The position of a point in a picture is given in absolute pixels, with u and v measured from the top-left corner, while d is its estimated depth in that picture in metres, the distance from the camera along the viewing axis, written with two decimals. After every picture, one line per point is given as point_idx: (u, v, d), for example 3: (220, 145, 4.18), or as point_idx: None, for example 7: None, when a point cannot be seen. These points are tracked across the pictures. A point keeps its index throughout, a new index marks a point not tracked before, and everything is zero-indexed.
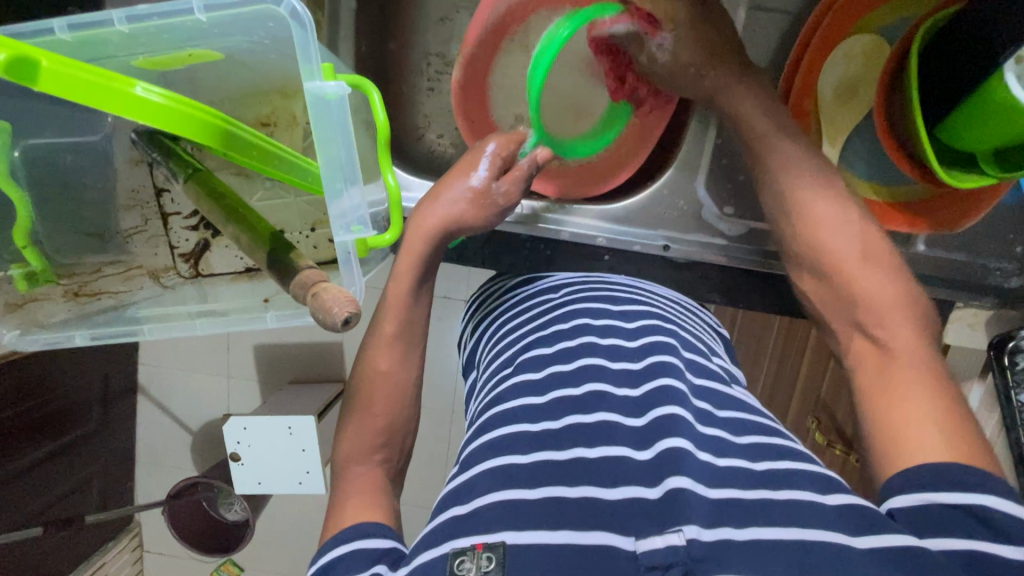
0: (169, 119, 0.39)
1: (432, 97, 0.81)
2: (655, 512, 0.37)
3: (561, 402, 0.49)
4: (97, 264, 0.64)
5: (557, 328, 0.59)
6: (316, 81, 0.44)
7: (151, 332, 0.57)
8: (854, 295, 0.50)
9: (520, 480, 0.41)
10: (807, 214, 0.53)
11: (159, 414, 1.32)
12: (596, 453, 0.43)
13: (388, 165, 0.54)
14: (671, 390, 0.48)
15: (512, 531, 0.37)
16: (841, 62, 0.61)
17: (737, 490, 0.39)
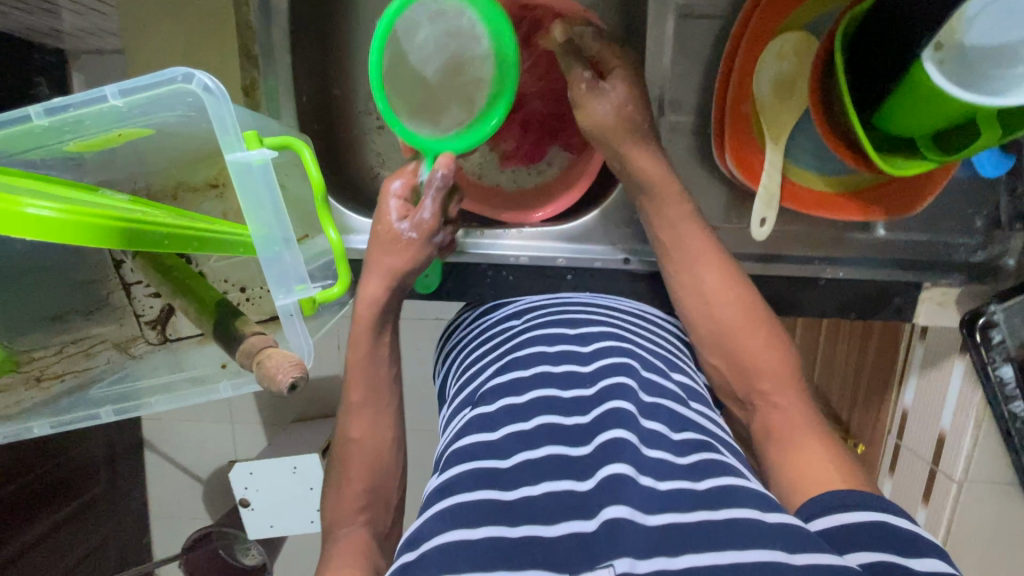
0: (66, 231, 0.38)
1: (382, 135, 0.81)
2: (592, 547, 0.38)
3: (511, 436, 0.48)
4: (60, 344, 0.64)
5: (513, 357, 0.59)
6: (240, 151, 0.44)
7: (110, 415, 0.57)
8: (749, 363, 0.59)
9: (461, 519, 0.41)
10: (710, 293, 0.62)
11: (165, 471, 1.32)
12: (533, 487, 0.43)
13: (329, 219, 0.55)
14: (618, 412, 0.48)
15: (449, 574, 0.38)
16: (774, 59, 0.61)
17: (678, 514, 0.40)
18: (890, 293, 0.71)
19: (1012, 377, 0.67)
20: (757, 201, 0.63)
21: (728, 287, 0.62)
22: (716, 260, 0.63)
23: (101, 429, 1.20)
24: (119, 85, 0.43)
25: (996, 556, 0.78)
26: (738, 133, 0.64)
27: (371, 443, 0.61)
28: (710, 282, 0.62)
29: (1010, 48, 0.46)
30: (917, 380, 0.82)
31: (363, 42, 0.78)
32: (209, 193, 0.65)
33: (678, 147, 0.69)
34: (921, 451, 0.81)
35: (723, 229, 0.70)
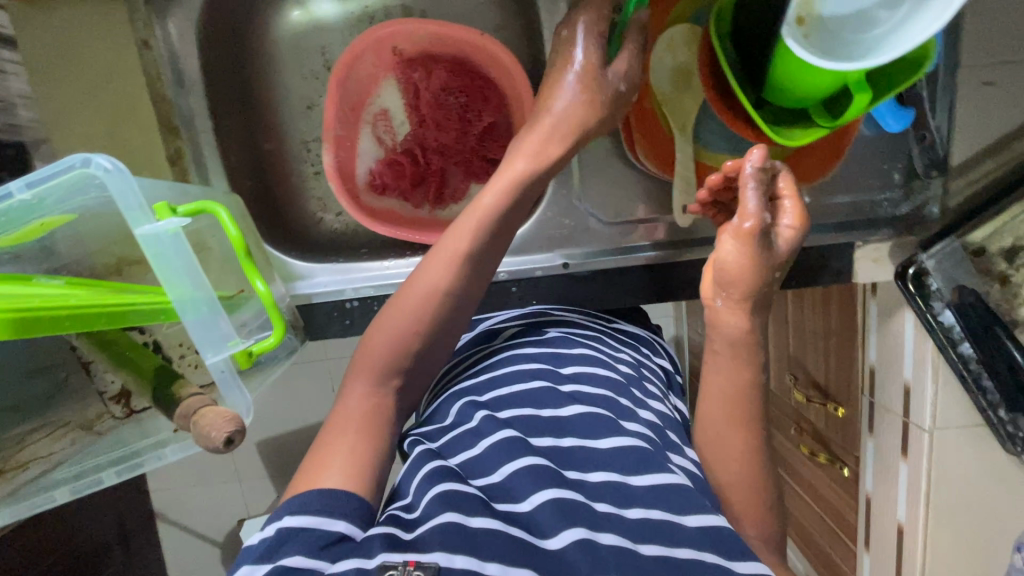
0: None
1: (319, 180, 0.83)
2: (589, 556, 0.41)
3: (494, 448, 0.50)
4: (21, 433, 0.66)
5: (493, 376, 0.60)
6: (148, 224, 0.46)
7: (64, 496, 0.61)
8: (736, 473, 0.54)
9: (458, 504, 0.44)
10: (721, 397, 0.56)
11: (182, 535, 1.43)
12: (527, 505, 0.45)
13: (255, 273, 0.56)
14: (604, 447, 0.50)
15: (446, 554, 0.40)
16: (667, 52, 0.64)
17: (663, 550, 0.43)
18: (827, 257, 0.72)
19: (954, 321, 0.68)
20: (675, 190, 0.66)
21: (740, 399, 0.55)
22: (737, 378, 0.55)
23: (106, 510, 1.23)
24: (25, 179, 0.46)
25: (983, 498, 0.78)
26: (646, 130, 0.68)
27: None
28: (727, 390, 0.56)
29: (865, 12, 0.48)
30: (879, 336, 0.83)
31: (287, 94, 0.80)
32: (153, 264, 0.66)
33: (598, 149, 0.72)
34: (893, 405, 0.82)
35: (654, 221, 0.73)
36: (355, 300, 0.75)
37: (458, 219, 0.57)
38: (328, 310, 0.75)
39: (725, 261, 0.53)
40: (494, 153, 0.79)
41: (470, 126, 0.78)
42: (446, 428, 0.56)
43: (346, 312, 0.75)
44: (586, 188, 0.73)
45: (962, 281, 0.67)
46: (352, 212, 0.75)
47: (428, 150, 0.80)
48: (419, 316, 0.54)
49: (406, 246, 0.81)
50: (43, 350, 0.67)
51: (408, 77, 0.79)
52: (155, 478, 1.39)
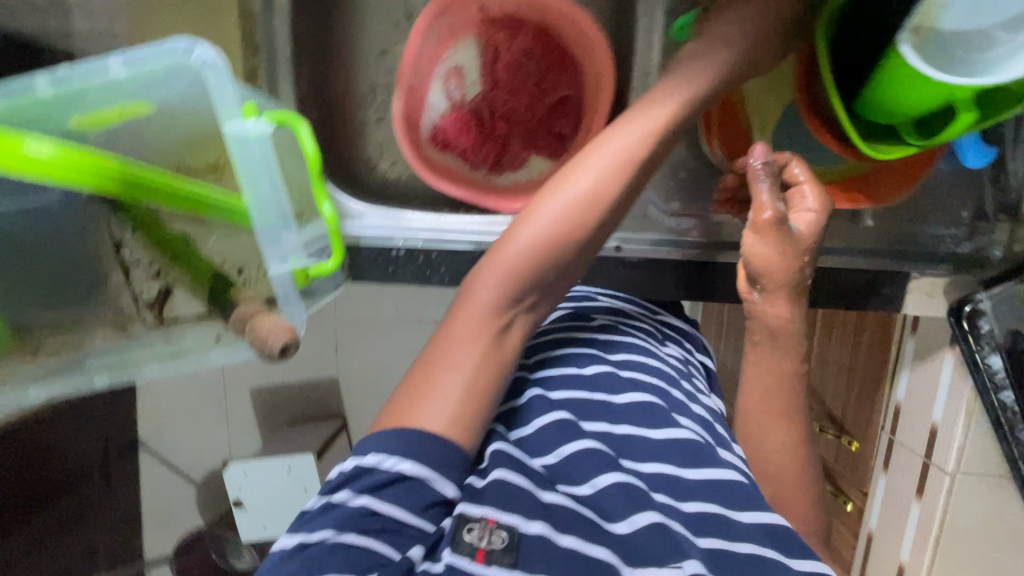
0: (64, 169, 0.45)
1: (380, 127, 0.83)
2: (663, 542, 0.43)
3: (550, 429, 0.49)
4: (56, 321, 0.65)
5: (542, 355, 0.59)
6: (238, 123, 0.46)
7: (103, 381, 0.68)
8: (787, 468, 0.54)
9: (527, 473, 0.45)
10: (761, 387, 0.56)
11: (159, 470, 1.46)
12: (589, 488, 0.46)
13: (324, 196, 0.56)
14: (663, 441, 0.51)
15: (523, 518, 0.42)
16: None
17: (722, 541, 0.45)
18: (878, 284, 0.71)
19: (1001, 365, 0.68)
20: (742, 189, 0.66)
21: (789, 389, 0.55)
22: (780, 372, 0.55)
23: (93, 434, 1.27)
24: (124, 56, 0.46)
25: (989, 552, 0.78)
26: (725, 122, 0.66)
27: None
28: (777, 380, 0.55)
29: (983, 34, 0.48)
30: (910, 376, 0.82)
31: (365, 36, 0.81)
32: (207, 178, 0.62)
33: None
34: (914, 445, 0.81)
35: (712, 220, 0.72)
36: (402, 249, 0.75)
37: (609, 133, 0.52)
38: (373, 255, 0.75)
39: (754, 253, 0.54)
40: (563, 128, 0.78)
41: (544, 98, 0.78)
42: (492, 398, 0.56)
43: (390, 260, 0.75)
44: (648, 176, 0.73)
45: (1017, 326, 0.67)
46: (418, 167, 0.75)
47: (497, 114, 0.80)
48: (572, 231, 0.49)
49: (465, 204, 0.81)
50: (86, 246, 0.64)
51: (490, 40, 0.79)
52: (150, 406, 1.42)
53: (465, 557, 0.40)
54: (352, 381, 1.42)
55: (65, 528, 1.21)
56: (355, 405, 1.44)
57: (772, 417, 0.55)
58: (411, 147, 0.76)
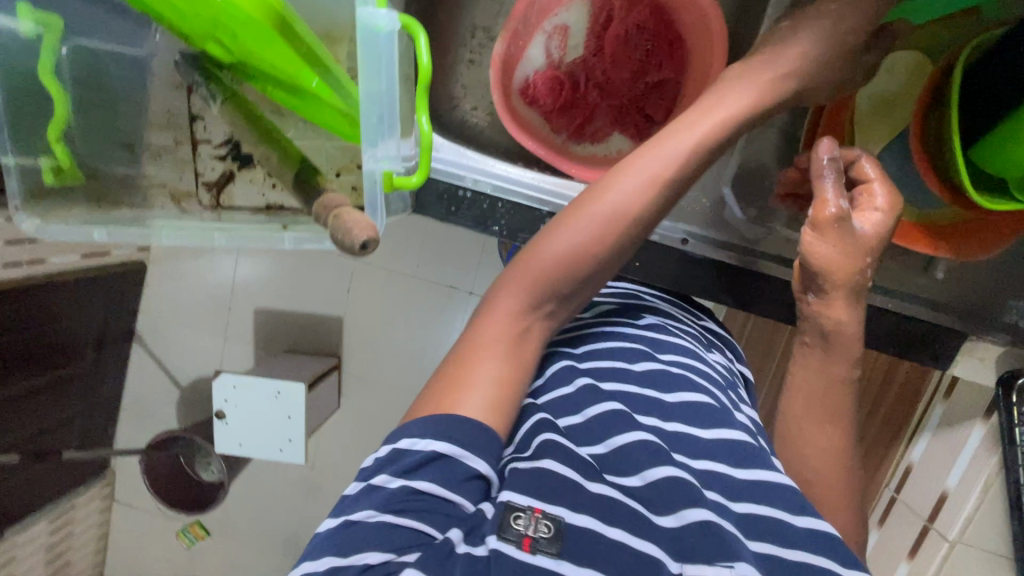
0: None
1: (471, 69, 0.83)
2: (713, 539, 0.43)
3: (599, 421, 0.50)
4: (122, 174, 0.65)
5: (591, 349, 0.59)
6: (370, 12, 0.47)
7: (166, 238, 0.58)
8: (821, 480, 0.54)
9: (573, 462, 0.45)
10: (809, 392, 0.57)
11: (149, 364, 1.49)
12: (638, 480, 0.46)
13: (424, 109, 0.54)
14: (710, 440, 0.51)
15: (570, 509, 0.42)
16: (882, 76, 0.62)
17: (775, 547, 0.44)
18: (931, 338, 0.71)
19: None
20: None
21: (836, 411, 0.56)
22: (826, 385, 0.56)
23: (88, 311, 1.31)
24: None
25: None
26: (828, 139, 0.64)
27: None
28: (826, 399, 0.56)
29: None
30: (928, 442, 0.81)
31: None
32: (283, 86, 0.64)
33: (762, 144, 0.71)
34: (918, 506, 0.81)
35: (787, 236, 0.70)
36: (469, 191, 0.74)
37: (637, 153, 0.53)
38: (440, 191, 0.74)
39: (820, 257, 0.54)
40: (653, 112, 0.77)
41: (644, 76, 0.77)
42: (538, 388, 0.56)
43: (454, 199, 0.74)
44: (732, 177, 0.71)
45: None
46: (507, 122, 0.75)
47: (592, 82, 0.79)
48: (597, 249, 0.50)
49: (539, 163, 0.81)
50: (162, 111, 0.67)
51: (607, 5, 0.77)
52: (157, 300, 1.45)
53: (508, 544, 0.40)
54: (356, 325, 1.40)
55: (43, 394, 1.24)
56: (354, 350, 1.41)
57: (810, 430, 0.56)
58: (501, 94, 0.75)
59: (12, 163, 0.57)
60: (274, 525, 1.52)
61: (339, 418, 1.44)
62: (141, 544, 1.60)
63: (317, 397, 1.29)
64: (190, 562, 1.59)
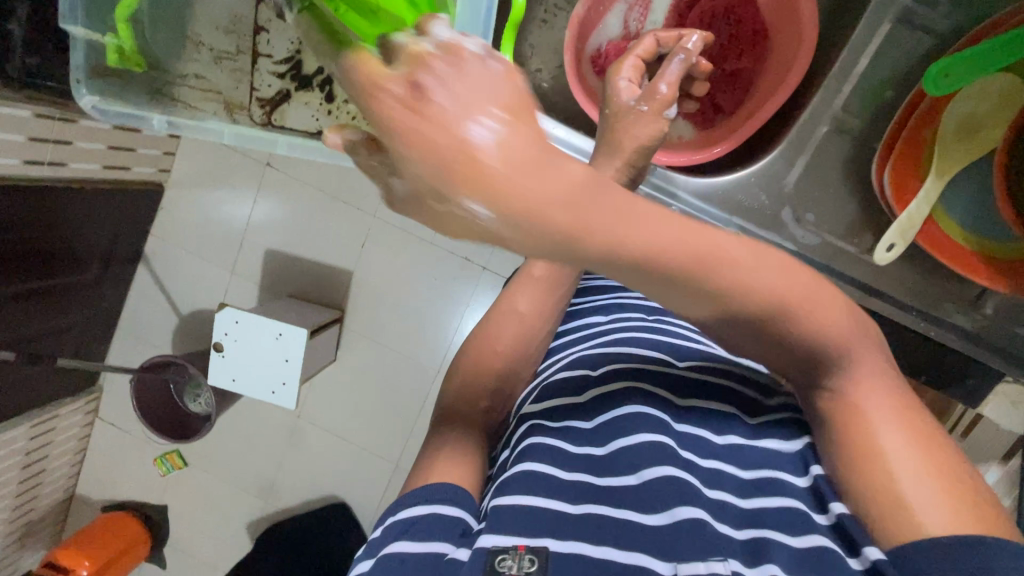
0: None
1: (542, 29, 0.81)
2: (701, 541, 0.41)
3: (604, 427, 0.50)
4: (186, 72, 0.64)
5: (602, 352, 0.57)
6: None
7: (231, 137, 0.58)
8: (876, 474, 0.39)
9: (560, 490, 0.45)
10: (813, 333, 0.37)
11: (153, 285, 1.48)
12: (634, 479, 0.45)
13: (509, 49, 0.53)
14: (721, 441, 0.49)
15: (555, 539, 0.42)
16: (975, 95, 0.60)
17: (783, 537, 0.42)
18: (965, 373, 0.71)
19: None
20: (894, 226, 0.62)
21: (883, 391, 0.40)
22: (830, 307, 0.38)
23: (101, 221, 1.29)
24: None
25: None
26: (907, 153, 0.62)
27: (524, 327, 0.65)
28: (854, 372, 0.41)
29: None
30: None
31: None
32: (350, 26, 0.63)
33: (832, 150, 0.67)
34: None
35: (839, 247, 0.69)
36: None
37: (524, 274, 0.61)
38: None
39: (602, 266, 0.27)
40: (723, 102, 0.75)
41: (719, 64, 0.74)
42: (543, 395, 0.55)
43: None
44: (800, 179, 0.68)
45: None
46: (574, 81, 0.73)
47: None
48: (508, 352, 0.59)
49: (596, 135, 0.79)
50: (228, 17, 0.65)
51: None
52: (171, 221, 1.43)
53: None
54: (368, 279, 1.38)
55: (45, 297, 1.22)
56: (362, 303, 1.39)
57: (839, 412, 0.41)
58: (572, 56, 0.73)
59: (80, 38, 0.53)
60: (254, 466, 1.51)
61: (337, 367, 1.43)
62: (119, 463, 1.60)
63: (317, 344, 1.27)
64: (164, 490, 1.58)
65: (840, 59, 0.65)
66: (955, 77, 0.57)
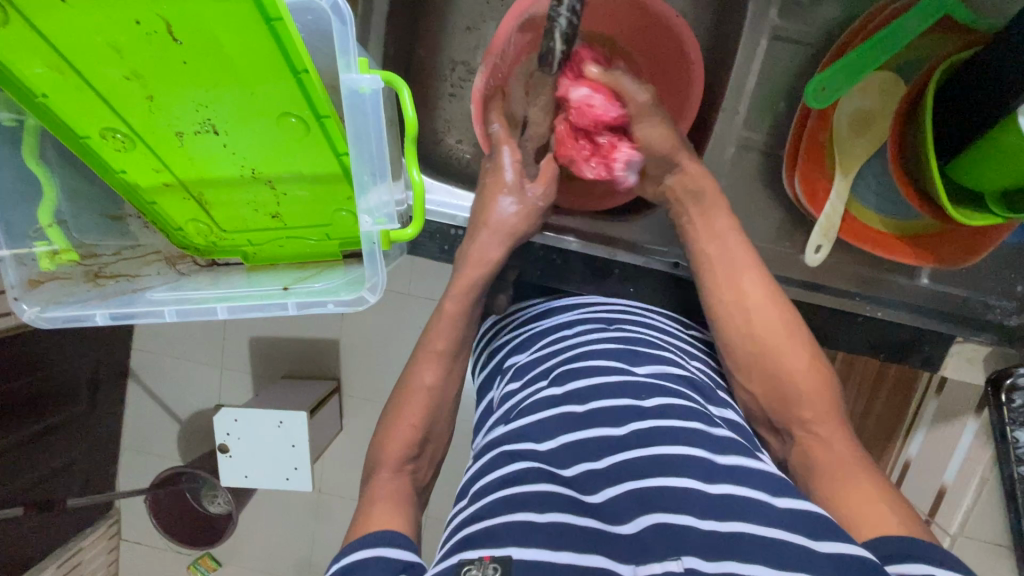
0: (207, 46, 0.48)
1: (453, 102, 0.83)
2: (663, 539, 0.40)
3: (568, 446, 0.50)
4: (117, 247, 0.66)
5: (564, 368, 0.58)
6: (352, 74, 0.48)
7: (172, 315, 0.56)
8: (787, 389, 0.56)
9: (530, 504, 0.44)
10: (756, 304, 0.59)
11: (148, 400, 1.46)
12: (600, 497, 0.46)
13: (414, 160, 0.54)
14: (687, 430, 0.49)
15: (518, 546, 0.40)
16: (858, 93, 0.63)
17: (752, 527, 0.41)
18: (920, 341, 0.73)
19: None
20: (815, 229, 0.66)
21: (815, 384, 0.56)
22: (766, 303, 0.59)
23: (81, 354, 1.28)
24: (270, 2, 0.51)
25: None
26: (810, 159, 0.66)
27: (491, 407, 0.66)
28: (768, 343, 0.58)
29: None
30: (925, 436, 0.85)
31: (453, 11, 0.81)
32: (224, 183, 0.61)
33: (744, 165, 0.70)
34: (918, 501, 0.84)
35: (773, 251, 0.72)
36: (461, 229, 0.79)
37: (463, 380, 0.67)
38: (432, 230, 0.79)
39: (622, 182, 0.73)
40: None
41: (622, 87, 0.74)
42: (502, 422, 0.58)
43: (446, 239, 0.79)
44: (723, 200, 0.71)
45: None
46: None
47: None
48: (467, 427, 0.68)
49: None
50: None
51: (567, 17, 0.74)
52: (149, 336, 1.43)
53: None
54: (353, 351, 1.39)
55: (39, 443, 1.22)
56: (355, 372, 1.40)
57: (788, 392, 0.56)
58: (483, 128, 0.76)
59: (6, 255, 0.56)
60: (285, 553, 1.52)
61: (345, 438, 1.43)
62: None
63: (320, 421, 1.28)
64: None
65: (730, 83, 0.68)
66: (831, 89, 0.60)
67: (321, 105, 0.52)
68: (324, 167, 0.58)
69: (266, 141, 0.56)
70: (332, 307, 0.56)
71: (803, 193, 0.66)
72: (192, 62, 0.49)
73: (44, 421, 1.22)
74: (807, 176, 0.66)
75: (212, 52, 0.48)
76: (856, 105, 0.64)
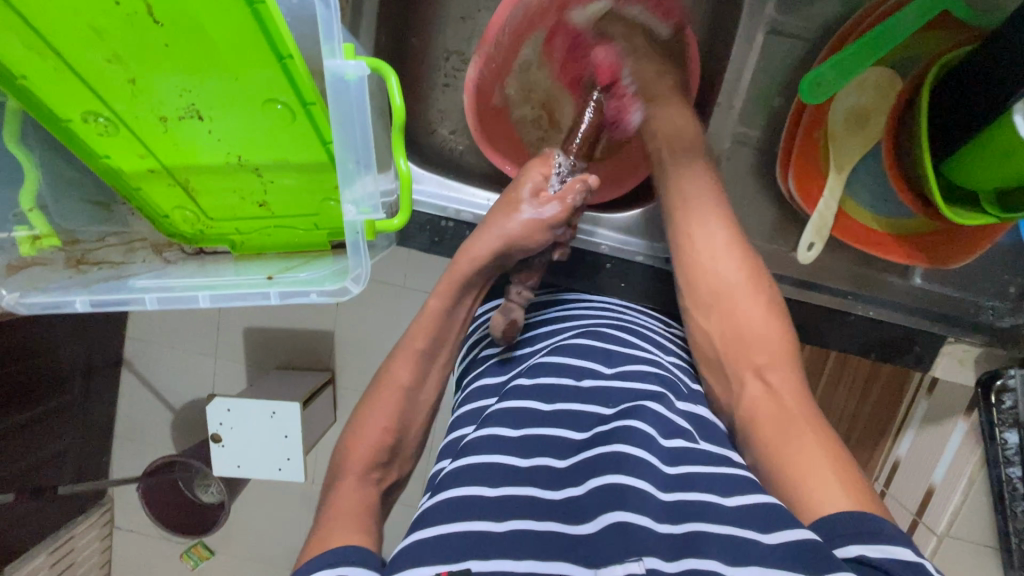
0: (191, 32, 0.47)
1: (447, 92, 0.82)
2: (619, 542, 0.40)
3: (534, 438, 0.50)
4: (99, 234, 0.65)
5: (537, 362, 0.58)
6: (336, 60, 0.47)
7: (153, 302, 0.56)
8: (743, 334, 0.56)
9: (483, 513, 0.43)
10: (709, 249, 0.58)
11: (140, 389, 1.46)
12: (561, 494, 0.46)
13: (401, 150, 0.54)
14: (647, 432, 0.48)
15: (478, 560, 0.40)
16: (855, 89, 0.62)
17: (711, 527, 0.42)
18: (913, 341, 0.72)
19: (1015, 443, 0.70)
20: (809, 226, 0.64)
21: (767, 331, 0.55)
22: (718, 250, 0.58)
23: (72, 343, 1.28)
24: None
25: None
26: (804, 155, 0.65)
27: None
28: (720, 288, 0.57)
29: None
30: (913, 437, 0.85)
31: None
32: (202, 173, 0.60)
33: (739, 161, 0.70)
34: (907, 501, 0.84)
35: (767, 248, 0.71)
36: (451, 220, 0.78)
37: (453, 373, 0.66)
38: (423, 222, 0.78)
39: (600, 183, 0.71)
40: None
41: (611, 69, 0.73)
42: (473, 420, 0.58)
43: (438, 230, 0.78)
44: None
45: None
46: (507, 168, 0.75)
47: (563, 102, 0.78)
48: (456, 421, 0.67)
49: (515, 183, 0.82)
50: None
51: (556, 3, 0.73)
52: (143, 325, 1.42)
53: None
54: (347, 343, 1.38)
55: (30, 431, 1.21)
56: (348, 364, 1.39)
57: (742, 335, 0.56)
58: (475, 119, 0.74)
59: None
60: (277, 543, 1.52)
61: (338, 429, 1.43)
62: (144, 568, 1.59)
63: (312, 412, 1.27)
64: None
65: (726, 77, 0.67)
66: (828, 84, 0.58)
67: (308, 91, 0.51)
68: (305, 153, 0.58)
69: (245, 129, 0.55)
70: (315, 297, 0.55)
71: (797, 189, 0.65)
72: (173, 45, 0.48)
73: (35, 409, 1.21)
74: (801, 172, 0.65)
75: (196, 39, 0.48)
76: (853, 100, 0.63)
